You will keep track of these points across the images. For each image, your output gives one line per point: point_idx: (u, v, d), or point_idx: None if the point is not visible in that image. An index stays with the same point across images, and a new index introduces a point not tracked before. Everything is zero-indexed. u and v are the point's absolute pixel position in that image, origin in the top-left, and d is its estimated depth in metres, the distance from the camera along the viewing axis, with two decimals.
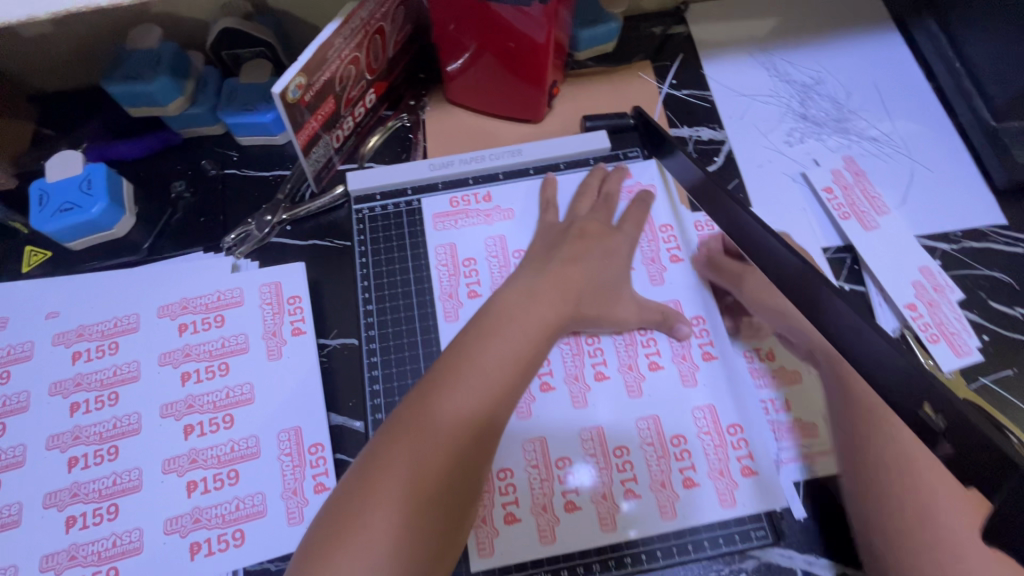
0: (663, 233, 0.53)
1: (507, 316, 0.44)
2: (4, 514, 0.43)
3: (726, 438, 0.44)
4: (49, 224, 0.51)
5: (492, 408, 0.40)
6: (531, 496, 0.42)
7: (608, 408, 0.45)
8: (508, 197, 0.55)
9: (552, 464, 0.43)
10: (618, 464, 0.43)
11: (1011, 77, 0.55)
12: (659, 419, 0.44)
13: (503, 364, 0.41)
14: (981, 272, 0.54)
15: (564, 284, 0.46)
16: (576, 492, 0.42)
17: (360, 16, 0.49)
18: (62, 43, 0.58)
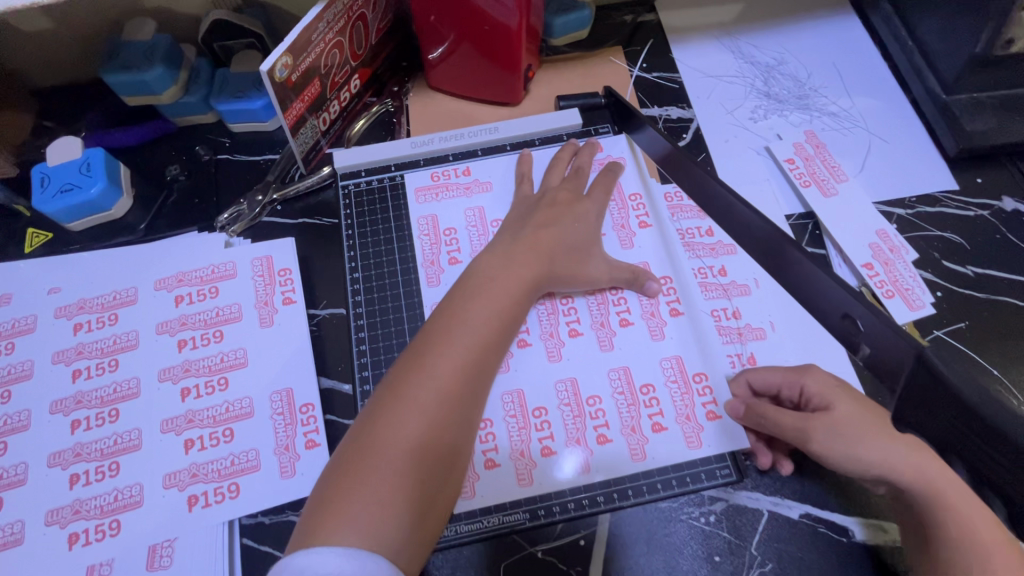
0: (632, 203, 0.57)
1: (487, 276, 0.47)
2: (10, 473, 0.45)
3: (690, 385, 0.49)
4: (50, 205, 0.54)
5: (478, 366, 0.42)
6: (509, 442, 0.47)
7: (581, 361, 0.49)
8: (486, 171, 0.58)
9: (531, 411, 0.48)
10: (590, 411, 0.48)
11: (957, 52, 0.59)
12: (629, 369, 0.49)
13: (485, 326, 0.44)
14: (934, 234, 0.57)
15: (538, 247, 0.49)
16: (552, 437, 0.47)
17: (342, 1, 0.52)
18: (61, 38, 0.61)
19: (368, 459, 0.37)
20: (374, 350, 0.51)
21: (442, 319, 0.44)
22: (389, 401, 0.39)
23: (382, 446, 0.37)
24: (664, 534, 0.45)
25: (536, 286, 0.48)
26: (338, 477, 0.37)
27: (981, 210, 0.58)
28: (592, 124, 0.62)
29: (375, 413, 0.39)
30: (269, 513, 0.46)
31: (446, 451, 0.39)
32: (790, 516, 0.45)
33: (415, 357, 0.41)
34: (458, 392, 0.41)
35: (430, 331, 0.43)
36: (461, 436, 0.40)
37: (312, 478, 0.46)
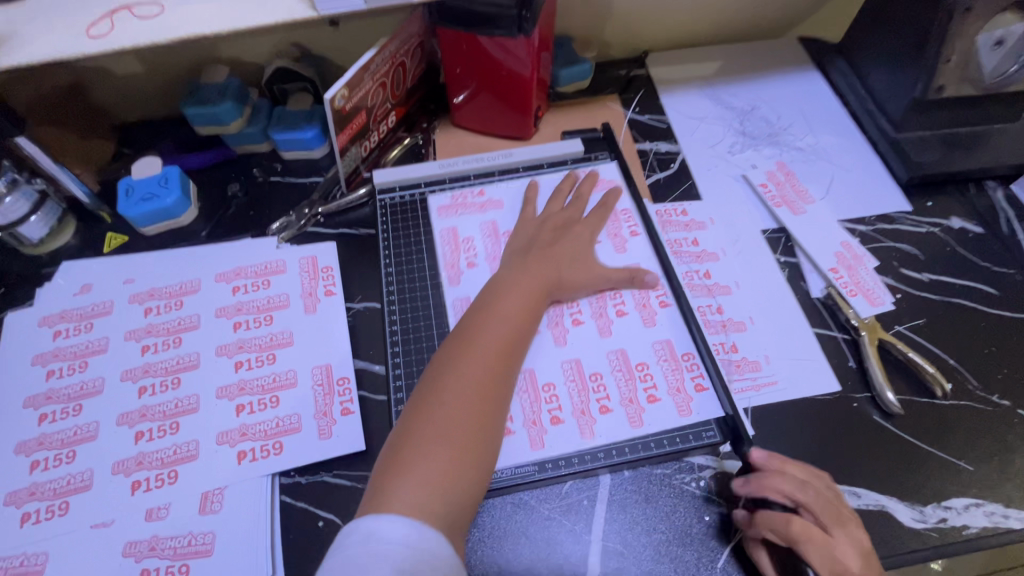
0: (624, 217, 0.66)
1: (509, 284, 0.55)
2: (84, 429, 0.52)
3: (680, 362, 0.55)
4: (133, 211, 0.63)
5: (506, 354, 0.50)
6: (521, 413, 0.53)
7: (585, 345, 0.56)
8: (498, 193, 0.68)
9: (541, 385, 0.54)
10: (593, 385, 0.54)
11: (900, 99, 0.70)
12: (626, 351, 0.56)
13: (509, 321, 0.52)
14: (892, 247, 0.65)
15: (543, 258, 0.58)
16: (560, 409, 0.53)
17: (389, 49, 0.63)
18: (148, 80, 0.74)
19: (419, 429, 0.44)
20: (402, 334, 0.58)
21: (473, 318, 0.52)
22: (434, 383, 0.47)
23: (431, 418, 0.45)
24: (657, 495, 0.51)
25: (545, 286, 0.56)
26: (396, 445, 0.44)
27: (933, 227, 0.67)
28: (591, 151, 0.72)
29: (423, 394, 0.47)
30: (305, 473, 0.51)
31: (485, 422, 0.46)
32: None
33: (453, 349, 0.50)
34: (491, 372, 0.48)
35: (463, 329, 0.52)
36: (498, 411, 0.47)
37: (346, 440, 0.52)
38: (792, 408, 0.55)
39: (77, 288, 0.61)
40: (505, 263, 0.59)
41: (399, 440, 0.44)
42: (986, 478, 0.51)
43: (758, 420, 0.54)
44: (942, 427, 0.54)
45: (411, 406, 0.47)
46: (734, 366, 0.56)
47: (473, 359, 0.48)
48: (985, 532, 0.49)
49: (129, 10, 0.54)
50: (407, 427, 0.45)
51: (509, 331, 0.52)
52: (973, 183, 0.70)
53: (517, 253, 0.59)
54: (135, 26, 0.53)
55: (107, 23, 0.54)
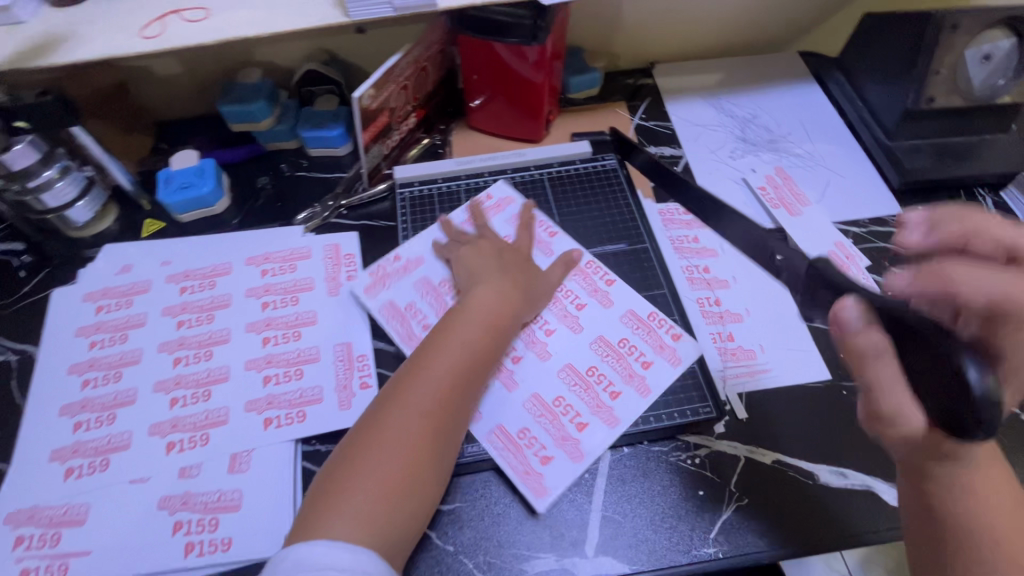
0: (540, 225, 0.69)
1: (472, 309, 0.56)
2: (124, 395, 0.56)
3: (651, 322, 0.61)
4: (171, 198, 0.68)
5: (457, 386, 0.51)
6: (550, 436, 0.54)
7: (567, 349, 0.59)
8: (413, 248, 0.66)
9: (551, 403, 0.56)
10: (592, 379, 0.57)
11: (893, 108, 0.74)
12: (603, 336, 0.60)
13: (465, 353, 0.53)
14: (884, 247, 0.69)
15: (519, 277, 0.60)
16: (580, 414, 0.55)
17: (412, 55, 0.68)
18: (186, 80, 0.79)
19: (359, 463, 0.45)
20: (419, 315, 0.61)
21: (426, 349, 0.53)
22: (380, 414, 0.48)
23: (370, 452, 0.46)
24: (655, 470, 0.54)
25: (510, 309, 0.57)
26: (334, 478, 0.46)
27: None
28: (598, 153, 0.76)
29: (368, 426, 0.48)
30: (325, 441, 0.55)
31: (426, 456, 0.47)
32: (763, 461, 0.54)
33: (402, 381, 0.51)
34: (436, 406, 0.49)
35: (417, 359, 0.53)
36: (440, 444, 0.48)
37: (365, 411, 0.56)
38: (786, 394, 0.58)
39: (118, 267, 0.66)
40: (466, 290, 0.59)
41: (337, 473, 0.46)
42: None
43: (752, 404, 0.57)
44: None
45: (356, 437, 0.48)
46: (730, 353, 0.60)
47: (420, 392, 0.49)
48: None
49: (179, 13, 0.60)
50: (347, 460, 0.46)
51: (461, 363, 0.52)
52: (964, 191, 0.73)
53: (477, 275, 0.60)
54: (185, 28, 0.59)
55: (159, 25, 0.59)
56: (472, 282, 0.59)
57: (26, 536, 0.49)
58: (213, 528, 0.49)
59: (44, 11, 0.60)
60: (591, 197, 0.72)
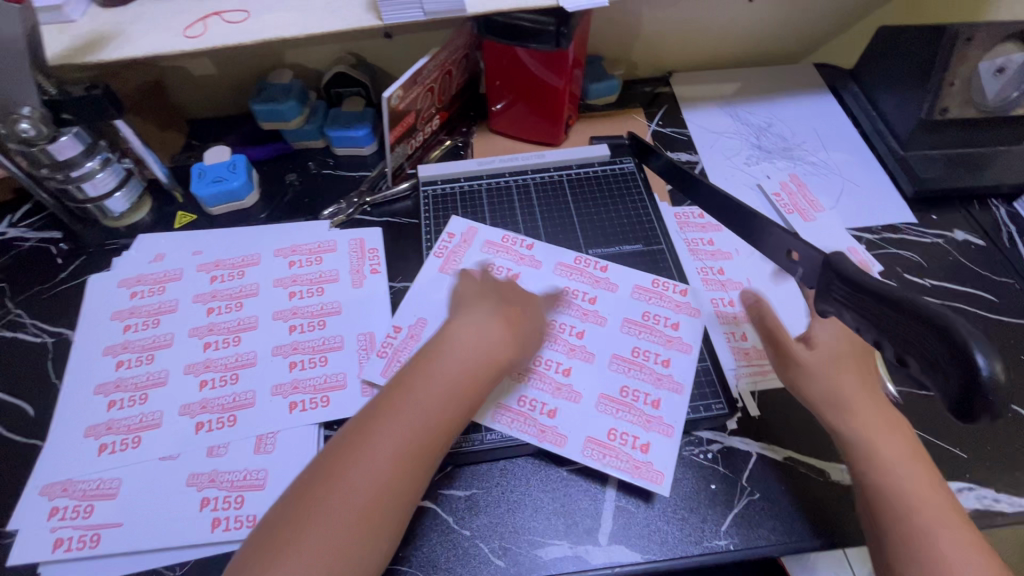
0: (508, 243, 0.68)
1: (448, 347, 0.50)
2: (155, 376, 0.58)
3: (657, 289, 0.64)
4: (204, 191, 0.71)
5: (425, 434, 0.45)
6: (635, 424, 0.55)
7: (602, 345, 0.60)
8: (409, 316, 0.62)
9: (619, 395, 0.57)
10: (643, 357, 0.59)
11: (907, 119, 0.75)
12: (628, 318, 0.62)
13: (439, 396, 0.47)
14: (897, 254, 0.70)
15: (503, 311, 0.55)
16: (648, 394, 0.57)
17: (439, 58, 0.70)
18: (221, 81, 0.82)
19: (299, 523, 0.40)
20: (437, 307, 0.62)
21: (396, 388, 0.47)
22: (334, 463, 0.42)
23: (311, 514, 0.40)
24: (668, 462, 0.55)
25: (496, 348, 0.51)
26: (268, 539, 0.39)
27: (936, 238, 0.71)
28: (616, 156, 0.78)
29: (320, 476, 0.42)
30: None
31: (380, 517, 0.41)
32: (775, 457, 0.55)
33: (364, 425, 0.45)
34: (399, 456, 0.43)
35: (383, 398, 0.47)
36: (396, 503, 0.42)
37: None
38: None
39: (152, 256, 0.68)
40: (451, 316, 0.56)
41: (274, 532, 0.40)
42: (980, 467, 0.54)
43: (765, 402, 0.58)
44: (940, 415, 0.57)
45: (302, 489, 0.42)
46: (748, 353, 0.61)
47: (385, 439, 0.43)
48: (978, 513, 0.52)
49: (220, 15, 0.63)
50: (288, 518, 0.40)
51: (428, 409, 0.46)
52: (977, 201, 0.74)
53: (462, 309, 0.56)
54: (226, 28, 0.62)
55: (202, 25, 0.62)
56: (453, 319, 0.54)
57: (61, 507, 0.51)
58: (238, 505, 0.51)
59: (93, 11, 0.64)
60: (608, 198, 0.74)
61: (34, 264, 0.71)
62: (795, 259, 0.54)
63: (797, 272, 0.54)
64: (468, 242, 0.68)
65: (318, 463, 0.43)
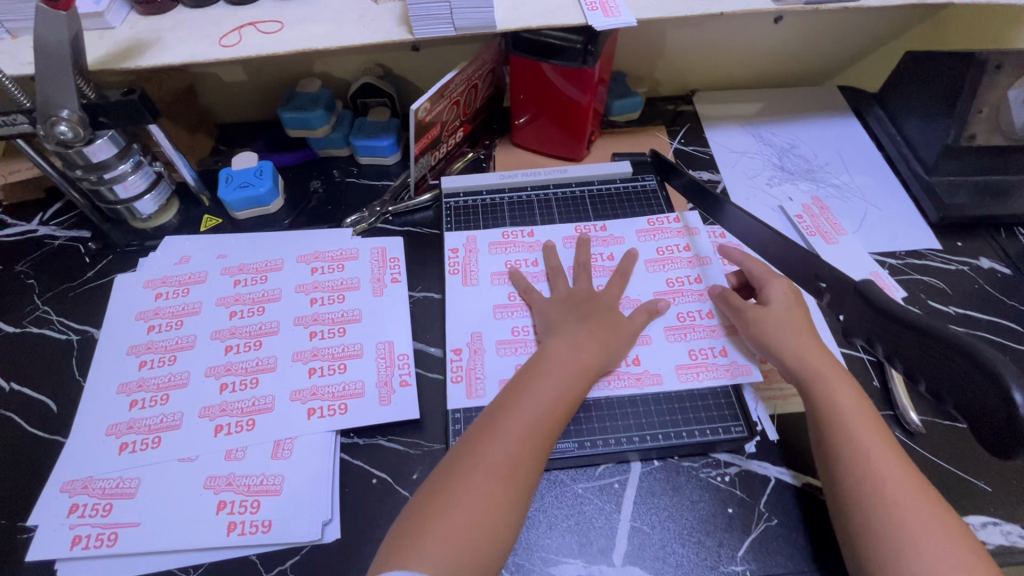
0: (518, 242, 0.71)
1: (552, 356, 0.55)
2: (177, 377, 0.59)
3: (665, 256, 0.69)
4: (230, 196, 0.72)
5: (537, 439, 0.49)
6: (704, 338, 0.62)
7: (637, 288, 0.66)
8: (463, 335, 0.62)
9: (691, 360, 0.60)
10: (690, 319, 0.63)
11: (933, 145, 0.75)
12: (646, 258, 0.69)
13: (546, 402, 0.51)
14: (921, 280, 0.69)
15: (586, 313, 0.60)
16: (697, 304, 0.64)
17: (467, 73, 0.71)
18: (250, 87, 0.84)
19: (432, 514, 0.44)
20: (474, 317, 0.64)
21: (508, 398, 0.51)
22: (461, 462, 0.47)
23: (446, 497, 0.45)
24: (683, 484, 0.54)
25: (591, 353, 0.55)
26: (408, 527, 0.44)
27: (961, 265, 0.70)
28: (639, 174, 0.78)
29: (448, 474, 0.46)
30: (362, 435, 0.57)
31: (503, 514, 0.45)
32: (794, 483, 0.54)
33: (483, 430, 0.49)
34: (515, 458, 0.47)
35: (499, 406, 0.51)
36: (516, 500, 0.46)
37: (403, 408, 0.58)
38: None
39: (177, 258, 0.69)
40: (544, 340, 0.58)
41: (412, 521, 0.44)
42: (1004, 502, 0.53)
43: (783, 427, 0.58)
44: (963, 446, 0.56)
45: (434, 484, 0.46)
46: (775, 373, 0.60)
47: (500, 441, 0.48)
48: (1003, 549, 0.51)
49: (255, 25, 0.64)
50: (424, 509, 0.45)
51: (541, 411, 0.50)
52: (1003, 229, 0.73)
53: (555, 327, 0.59)
54: (260, 39, 0.63)
55: (237, 35, 0.64)
56: (550, 332, 0.58)
57: (80, 504, 0.52)
58: (255, 509, 0.51)
59: (132, 18, 0.65)
60: (630, 213, 0.74)
61: (62, 262, 0.72)
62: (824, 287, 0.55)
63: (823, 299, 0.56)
64: (475, 251, 0.70)
65: (449, 461, 0.48)
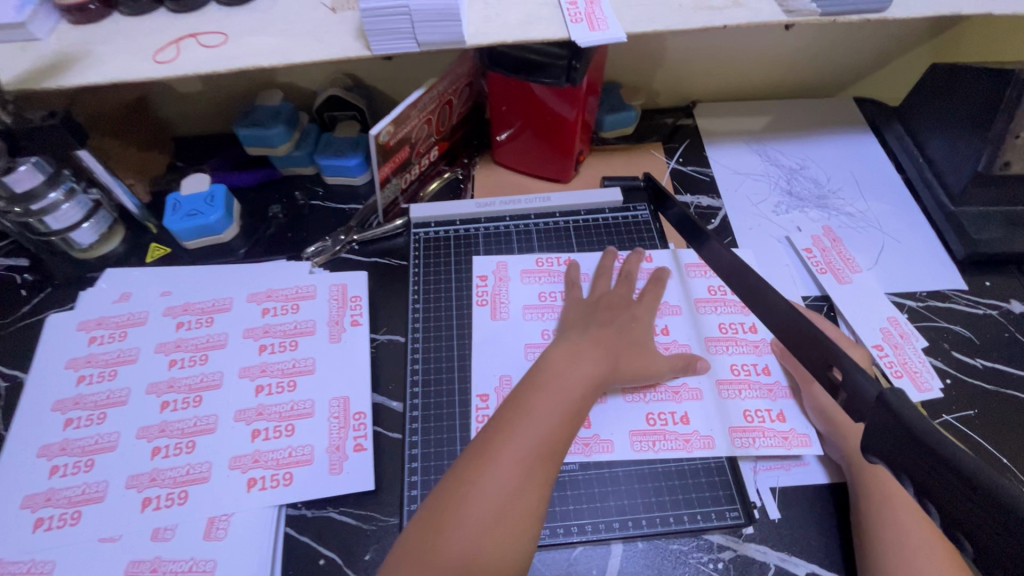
0: (496, 275, 0.64)
1: (567, 354, 0.50)
2: (105, 439, 0.53)
3: (717, 296, 0.62)
4: (177, 225, 0.65)
5: (543, 455, 0.42)
6: (760, 395, 0.55)
7: (685, 330, 0.59)
8: (491, 378, 0.56)
9: (747, 423, 0.54)
10: (745, 373, 0.57)
11: (961, 170, 0.67)
12: (699, 296, 0.62)
13: (564, 393, 0.46)
14: (944, 326, 0.61)
15: (607, 334, 0.53)
16: (749, 358, 0.58)
17: (438, 89, 0.64)
18: (208, 100, 0.77)
19: (425, 542, 0.39)
20: (505, 356, 0.58)
21: (507, 408, 0.45)
22: (458, 483, 0.41)
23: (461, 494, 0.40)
24: (671, 572, 0.48)
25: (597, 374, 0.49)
26: (404, 555, 0.39)
27: (989, 308, 0.63)
28: (630, 202, 0.71)
29: (444, 496, 0.41)
30: (312, 506, 0.51)
31: (505, 541, 0.39)
32: (796, 573, 0.47)
33: (481, 446, 0.43)
34: (520, 476, 0.41)
35: (497, 418, 0.45)
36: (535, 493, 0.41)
37: (356, 478, 0.51)
38: (820, 493, 0.51)
39: (117, 295, 0.63)
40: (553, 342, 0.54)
41: (409, 546, 0.39)
42: None
43: (786, 502, 0.51)
44: None
45: (429, 505, 0.41)
46: (788, 436, 0.53)
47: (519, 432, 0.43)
48: None
49: (196, 38, 0.56)
50: (417, 536, 0.39)
51: (562, 403, 0.45)
52: None
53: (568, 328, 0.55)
54: (200, 54, 0.56)
55: (174, 49, 0.56)
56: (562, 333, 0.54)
57: None
58: None
59: (60, 28, 0.58)
60: (619, 246, 0.67)
61: None
62: (838, 381, 0.38)
63: (837, 399, 0.38)
64: (504, 279, 0.63)
65: (444, 481, 0.42)
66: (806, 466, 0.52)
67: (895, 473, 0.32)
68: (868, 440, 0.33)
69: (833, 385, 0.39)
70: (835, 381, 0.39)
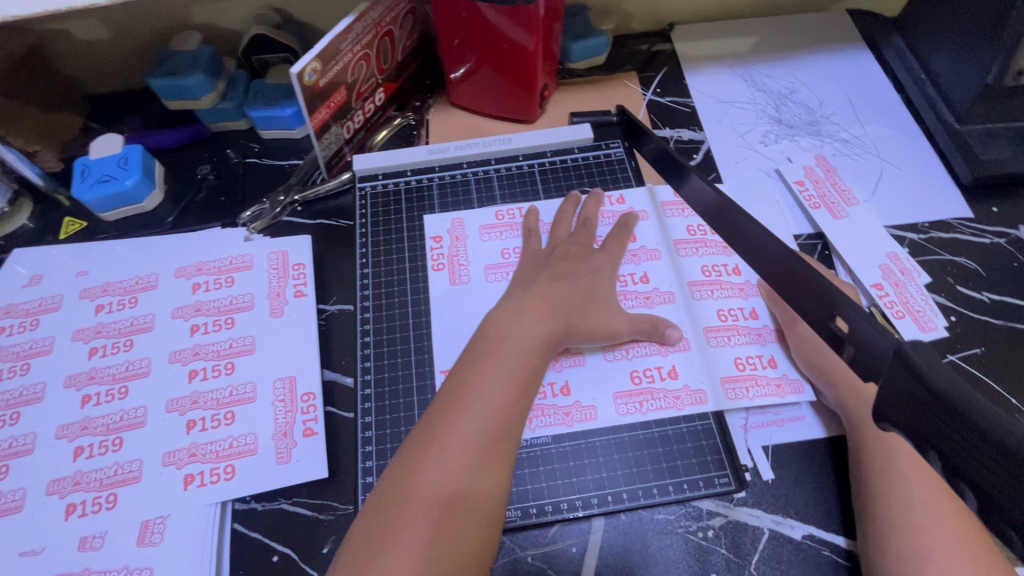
0: (453, 231, 0.57)
1: (528, 313, 0.45)
2: (20, 442, 0.47)
3: (697, 237, 0.56)
4: (88, 194, 0.57)
5: (506, 408, 0.38)
6: (750, 342, 0.51)
7: (664, 276, 0.54)
8: (454, 350, 0.50)
9: (739, 372, 0.49)
10: (733, 318, 0.52)
11: (969, 83, 0.60)
12: (677, 237, 0.56)
13: (524, 345, 0.42)
14: (947, 259, 0.56)
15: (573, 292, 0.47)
16: (735, 301, 0.53)
17: (371, 16, 0.55)
18: (116, 49, 0.67)
19: (406, 482, 0.35)
20: (466, 322, 0.52)
21: (479, 348, 0.42)
22: (434, 422, 0.38)
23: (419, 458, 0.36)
24: (657, 545, 0.43)
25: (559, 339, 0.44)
26: (379, 503, 0.35)
27: (996, 237, 0.57)
28: (603, 139, 0.63)
29: (420, 435, 0.37)
30: (261, 499, 0.46)
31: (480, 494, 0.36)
32: (792, 537, 0.43)
33: (457, 384, 0.39)
34: (483, 431, 0.37)
35: (472, 356, 0.42)
36: (502, 451, 0.37)
37: (306, 465, 0.46)
38: (818, 449, 0.47)
39: (27, 279, 0.55)
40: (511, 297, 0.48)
41: (383, 491, 0.36)
42: None
43: (781, 461, 0.46)
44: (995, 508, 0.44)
45: (395, 462, 0.37)
46: (780, 384, 0.48)
47: (477, 386, 0.39)
48: None
49: None
50: (394, 479, 0.36)
51: (521, 355, 0.41)
52: None
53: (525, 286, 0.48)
54: None
55: None
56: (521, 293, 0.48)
57: None
58: None
59: None
60: (591, 188, 0.60)
61: None
62: (843, 333, 0.33)
63: (842, 354, 0.33)
64: (461, 238, 0.57)
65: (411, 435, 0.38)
66: (801, 420, 0.48)
67: (916, 445, 0.27)
68: (881, 405, 0.28)
69: (837, 338, 0.33)
70: (839, 334, 0.33)
